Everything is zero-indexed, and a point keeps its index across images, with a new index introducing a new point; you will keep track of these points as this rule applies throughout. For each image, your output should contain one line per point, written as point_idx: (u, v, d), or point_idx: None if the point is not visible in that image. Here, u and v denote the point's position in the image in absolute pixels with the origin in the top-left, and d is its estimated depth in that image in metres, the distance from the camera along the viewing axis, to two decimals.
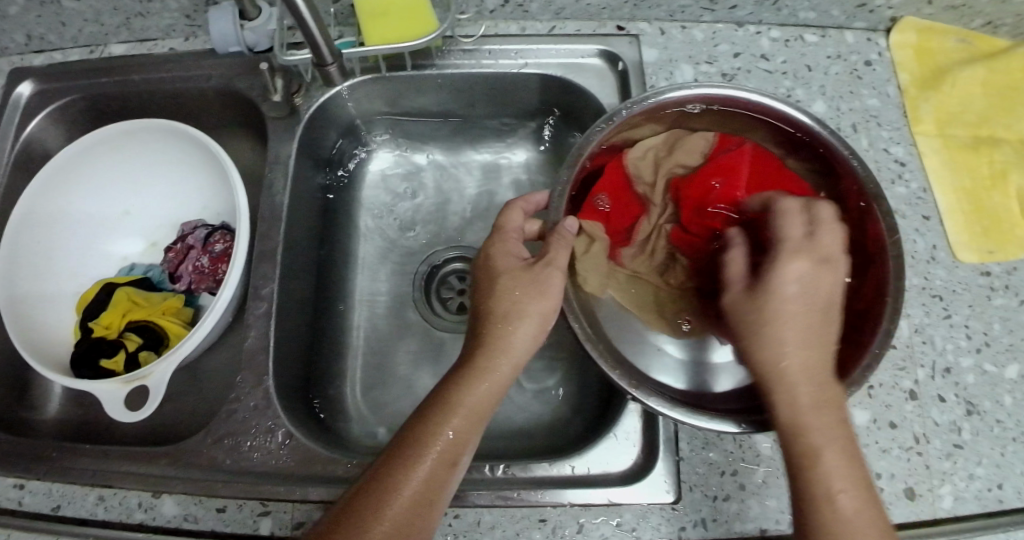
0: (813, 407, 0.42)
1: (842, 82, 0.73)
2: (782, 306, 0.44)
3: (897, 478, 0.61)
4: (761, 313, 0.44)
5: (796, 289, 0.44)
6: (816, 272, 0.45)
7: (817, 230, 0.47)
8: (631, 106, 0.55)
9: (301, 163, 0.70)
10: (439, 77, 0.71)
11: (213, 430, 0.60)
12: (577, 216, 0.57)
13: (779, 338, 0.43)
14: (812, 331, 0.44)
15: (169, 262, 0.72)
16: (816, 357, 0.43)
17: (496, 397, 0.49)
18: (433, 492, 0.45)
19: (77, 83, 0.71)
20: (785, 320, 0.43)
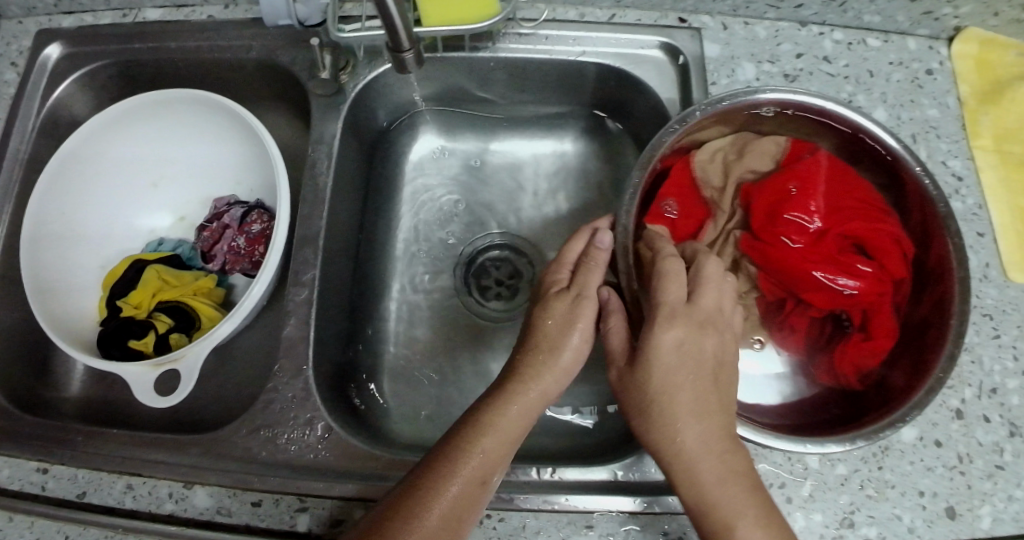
0: (717, 481, 0.41)
1: (904, 90, 0.71)
2: (666, 377, 0.44)
3: (940, 497, 0.60)
4: (642, 386, 0.44)
5: (673, 358, 0.44)
6: (696, 336, 0.45)
7: (693, 293, 0.47)
8: (704, 107, 0.53)
9: (345, 144, 0.68)
10: (492, 60, 0.68)
11: (249, 420, 0.58)
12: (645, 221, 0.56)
13: (671, 415, 0.43)
14: (703, 397, 0.43)
15: (203, 241, 0.69)
16: (713, 425, 0.43)
17: (529, 422, 0.48)
18: (462, 511, 0.43)
19: (108, 47, 0.70)
20: (673, 391, 0.43)
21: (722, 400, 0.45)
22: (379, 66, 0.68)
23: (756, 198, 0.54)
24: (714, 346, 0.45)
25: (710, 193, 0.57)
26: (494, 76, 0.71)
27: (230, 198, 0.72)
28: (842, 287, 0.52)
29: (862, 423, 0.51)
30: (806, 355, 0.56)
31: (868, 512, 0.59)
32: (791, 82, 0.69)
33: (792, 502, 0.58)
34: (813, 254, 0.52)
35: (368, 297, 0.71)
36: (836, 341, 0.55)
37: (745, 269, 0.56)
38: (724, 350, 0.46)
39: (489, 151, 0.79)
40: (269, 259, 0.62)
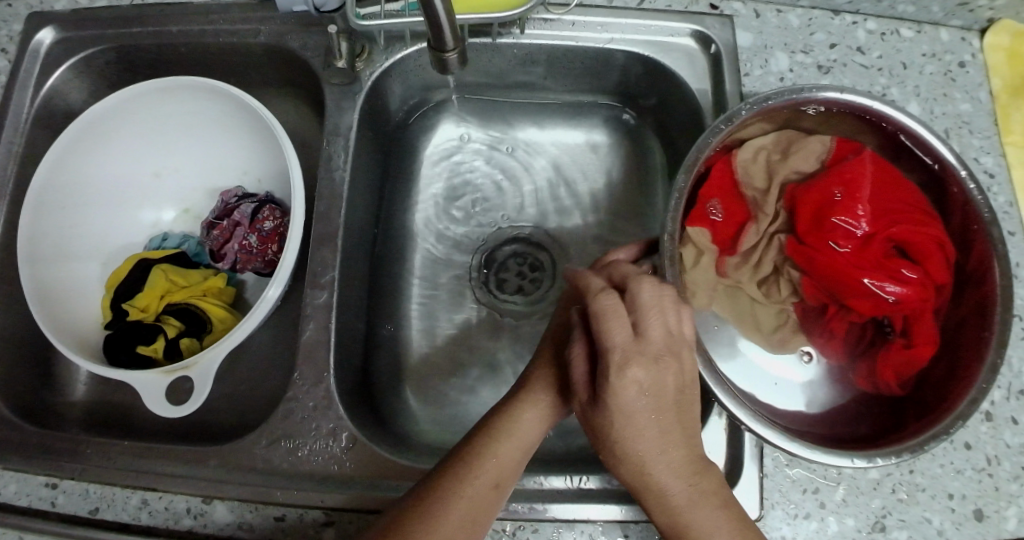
0: (689, 505, 0.41)
1: (936, 83, 0.69)
2: (630, 419, 0.40)
3: (968, 499, 0.59)
4: (608, 430, 0.41)
5: (639, 400, 0.40)
6: (658, 373, 0.40)
7: (646, 322, 0.42)
8: (750, 105, 0.51)
9: (361, 134, 0.65)
10: (515, 46, 0.65)
11: (269, 430, 0.56)
12: (687, 223, 0.54)
13: (637, 451, 0.40)
14: (669, 432, 0.41)
15: (213, 239, 0.65)
16: (681, 455, 0.41)
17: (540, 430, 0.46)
18: (477, 515, 0.42)
19: (105, 31, 0.66)
20: (639, 432, 0.40)
21: (687, 426, 0.42)
22: (396, 52, 0.64)
23: (802, 201, 0.53)
24: (677, 379, 0.41)
25: (752, 194, 0.55)
26: (517, 62, 0.68)
27: (238, 190, 0.69)
28: (887, 294, 0.50)
29: (908, 434, 0.49)
30: (846, 361, 0.55)
31: (900, 515, 0.58)
32: (825, 74, 0.66)
33: (826, 506, 0.57)
34: (860, 259, 0.51)
35: (383, 296, 0.68)
36: (877, 347, 0.53)
37: (787, 274, 0.54)
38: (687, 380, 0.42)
39: (509, 142, 0.76)
40: (285, 261, 0.59)
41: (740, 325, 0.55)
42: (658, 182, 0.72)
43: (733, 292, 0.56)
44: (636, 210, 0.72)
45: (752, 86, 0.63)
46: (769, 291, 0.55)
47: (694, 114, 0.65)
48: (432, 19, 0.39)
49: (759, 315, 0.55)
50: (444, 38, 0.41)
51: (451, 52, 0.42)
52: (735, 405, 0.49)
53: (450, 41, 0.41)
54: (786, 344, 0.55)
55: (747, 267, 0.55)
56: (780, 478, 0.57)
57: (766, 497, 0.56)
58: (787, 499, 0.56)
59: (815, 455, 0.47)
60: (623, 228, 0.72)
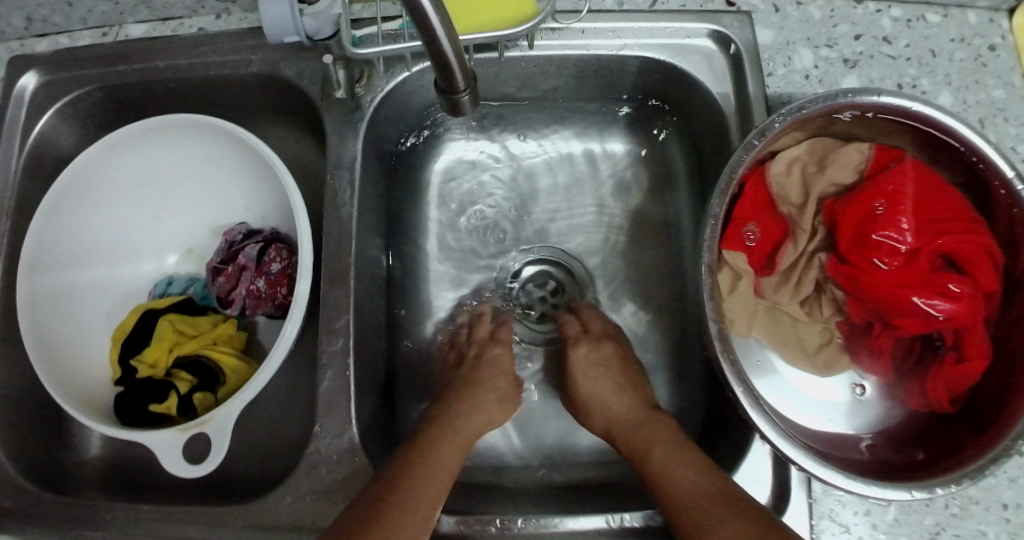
0: (658, 455, 0.52)
1: (967, 70, 0.65)
2: (586, 379, 0.61)
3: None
4: (577, 392, 0.61)
5: (588, 362, 0.62)
6: (599, 345, 0.63)
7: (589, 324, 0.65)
8: (784, 117, 0.47)
9: (367, 164, 0.61)
10: (523, 58, 0.62)
11: (292, 487, 0.53)
12: (722, 246, 0.51)
13: (601, 401, 0.59)
14: (621, 389, 0.59)
15: (219, 286, 0.63)
16: (635, 404, 0.58)
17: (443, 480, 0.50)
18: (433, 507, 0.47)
19: (90, 72, 0.63)
20: (597, 387, 0.60)
21: (642, 397, 0.59)
22: (398, 74, 0.60)
23: (842, 216, 0.50)
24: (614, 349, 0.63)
25: (788, 210, 0.52)
26: (525, 75, 0.64)
27: (242, 227, 0.66)
28: (936, 311, 0.47)
29: (961, 459, 0.46)
30: (895, 379, 0.52)
31: (954, 531, 0.55)
32: (851, 69, 0.62)
33: (879, 529, 0.54)
34: (905, 276, 0.47)
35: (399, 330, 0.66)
36: (926, 364, 0.50)
37: (830, 292, 0.52)
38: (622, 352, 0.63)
39: (520, 155, 0.72)
40: (294, 310, 0.56)
41: (782, 349, 0.53)
42: (678, 190, 0.69)
43: (772, 314, 0.53)
44: (656, 222, 0.69)
45: (777, 86, 0.60)
46: (811, 310, 0.52)
47: (716, 120, 0.61)
48: (441, 63, 0.37)
49: (800, 336, 0.52)
50: (455, 80, 0.38)
51: (463, 94, 0.40)
52: (783, 442, 0.45)
53: (461, 82, 0.39)
54: (830, 366, 0.52)
55: (787, 287, 0.52)
56: (831, 502, 0.54)
57: (815, 522, 0.53)
58: (838, 523, 0.54)
59: (858, 487, 0.44)
60: (643, 241, 0.69)
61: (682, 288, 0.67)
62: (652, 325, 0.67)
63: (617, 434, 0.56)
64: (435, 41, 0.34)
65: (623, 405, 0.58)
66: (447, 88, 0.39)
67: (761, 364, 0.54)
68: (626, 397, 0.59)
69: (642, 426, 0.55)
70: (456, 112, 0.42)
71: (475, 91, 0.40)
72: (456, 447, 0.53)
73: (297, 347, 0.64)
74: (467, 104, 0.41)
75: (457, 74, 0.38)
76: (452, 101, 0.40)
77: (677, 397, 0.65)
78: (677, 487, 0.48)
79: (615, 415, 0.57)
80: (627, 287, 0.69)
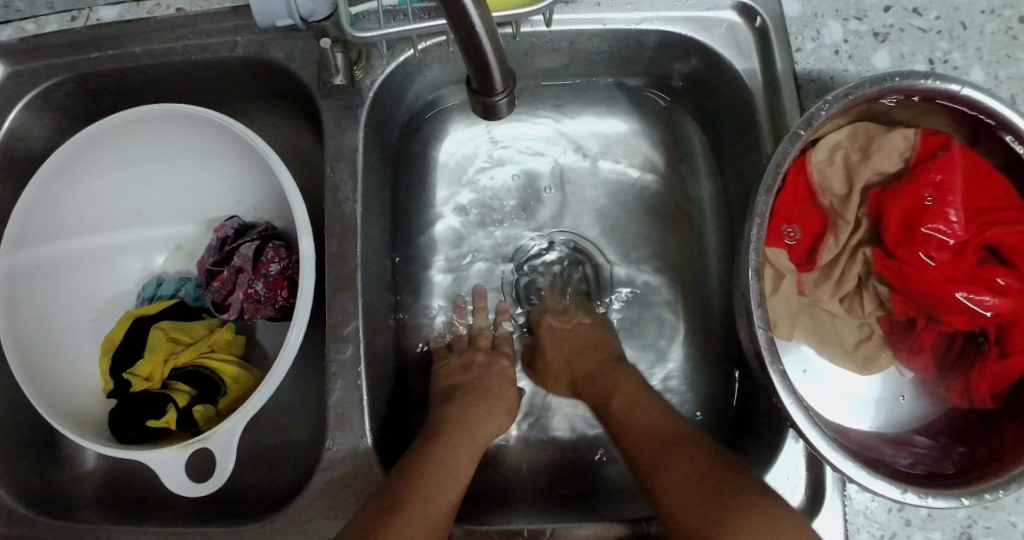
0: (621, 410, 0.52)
1: (998, 43, 0.58)
2: (553, 352, 0.63)
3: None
4: (547, 364, 0.63)
5: (553, 335, 0.63)
6: (568, 317, 0.64)
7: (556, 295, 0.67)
8: (830, 103, 0.44)
9: (369, 154, 0.56)
10: (535, 35, 0.56)
11: (305, 504, 0.51)
12: (764, 244, 0.50)
13: (569, 368, 0.60)
14: (584, 352, 0.60)
15: (214, 292, 0.58)
16: (590, 359, 0.59)
17: (454, 479, 0.48)
18: (444, 502, 0.45)
19: (60, 60, 0.57)
20: (563, 355, 0.61)
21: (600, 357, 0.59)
22: (400, 54, 0.55)
23: (888, 207, 0.48)
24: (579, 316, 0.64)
25: (829, 201, 0.49)
26: (534, 52, 0.59)
27: (234, 222, 0.61)
28: (984, 307, 0.46)
29: (1009, 460, 0.44)
30: (937, 375, 0.50)
31: (985, 523, 0.53)
32: (881, 43, 0.57)
33: (912, 524, 0.52)
34: (952, 271, 0.46)
35: (405, 330, 0.63)
36: (970, 360, 0.49)
37: (872, 288, 0.50)
38: (586, 318, 0.63)
39: (531, 138, 0.68)
40: (299, 312, 0.52)
41: (824, 347, 0.51)
42: (697, 173, 0.66)
43: (812, 310, 0.51)
44: (674, 206, 0.66)
45: (806, 63, 0.56)
46: (851, 306, 0.51)
47: (741, 98, 0.57)
48: (479, 64, 0.33)
49: (840, 332, 0.51)
50: (492, 83, 0.35)
51: (500, 97, 0.36)
52: (833, 452, 0.43)
53: (500, 84, 0.35)
54: (870, 362, 0.51)
55: (828, 283, 0.50)
56: (865, 499, 0.52)
57: (850, 521, 0.52)
58: (873, 521, 0.52)
59: (901, 494, 0.43)
60: (661, 228, 0.66)
61: (701, 277, 0.65)
62: (671, 316, 0.65)
63: (580, 388, 0.58)
64: (475, 41, 0.31)
65: (583, 358, 0.60)
66: (483, 90, 0.36)
67: (807, 369, 0.52)
68: (588, 352, 0.60)
69: (600, 378, 0.57)
70: (491, 116, 0.38)
71: (513, 93, 0.37)
72: (473, 451, 0.52)
73: (302, 350, 0.60)
74: (503, 107, 0.37)
75: (495, 75, 0.35)
76: (486, 104, 0.37)
77: (699, 389, 0.63)
78: (639, 427, 0.50)
79: (577, 371, 0.59)
80: (644, 276, 0.66)
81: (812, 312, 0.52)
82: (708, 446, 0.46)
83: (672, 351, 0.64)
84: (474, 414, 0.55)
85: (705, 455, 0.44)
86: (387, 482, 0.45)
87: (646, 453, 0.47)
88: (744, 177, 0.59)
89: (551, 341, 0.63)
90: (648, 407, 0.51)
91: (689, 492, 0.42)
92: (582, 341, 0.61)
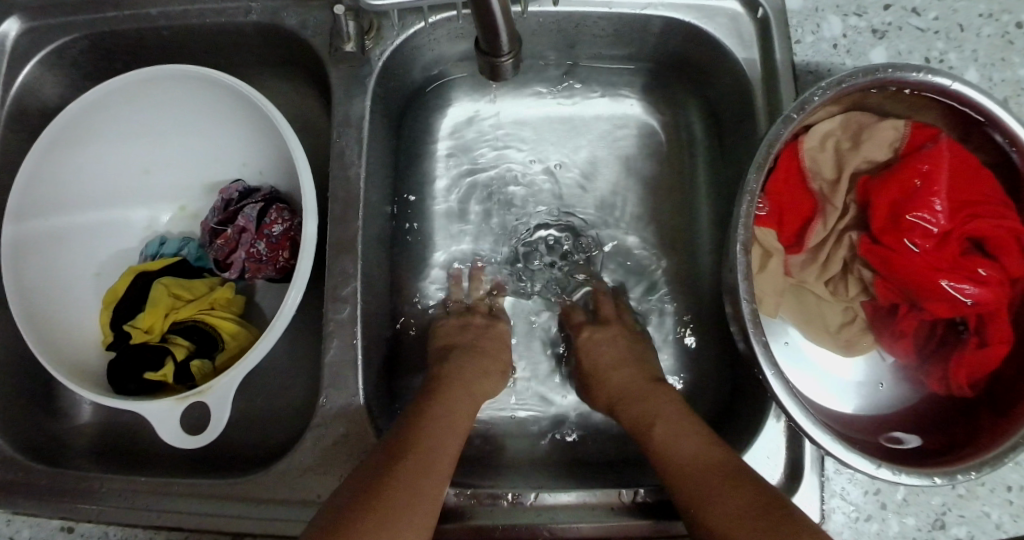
0: (667, 434, 0.50)
1: (994, 46, 0.60)
2: (590, 366, 0.61)
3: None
4: (586, 377, 0.61)
5: (593, 349, 0.61)
6: (611, 333, 0.62)
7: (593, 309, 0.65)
8: (823, 90, 0.46)
9: (375, 123, 0.58)
10: (541, 14, 0.57)
11: (298, 460, 0.52)
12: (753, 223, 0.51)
13: (605, 381, 0.59)
14: (626, 370, 0.58)
15: (218, 249, 0.59)
16: (630, 376, 0.58)
17: (451, 438, 0.50)
18: (439, 460, 0.47)
19: (77, 17, 0.58)
20: (602, 370, 0.59)
21: (643, 379, 0.57)
22: (410, 27, 0.56)
23: (876, 194, 0.49)
24: (620, 334, 0.62)
25: (819, 186, 0.51)
26: (541, 31, 0.60)
27: (239, 185, 0.62)
28: (965, 296, 0.47)
29: (982, 446, 0.46)
30: (917, 362, 0.52)
31: (960, 511, 0.55)
32: (879, 40, 0.59)
33: (887, 507, 0.54)
34: (936, 259, 0.47)
35: (401, 300, 0.65)
36: (949, 348, 0.50)
37: (858, 272, 0.51)
38: (630, 339, 0.62)
39: (534, 119, 0.69)
40: (299, 272, 0.53)
41: (807, 328, 0.53)
42: (696, 162, 0.67)
43: (797, 292, 0.53)
44: (672, 192, 0.68)
45: (804, 54, 0.58)
46: (836, 290, 0.52)
47: (740, 86, 0.59)
48: (486, 23, 0.34)
49: (825, 315, 0.52)
50: (498, 44, 0.35)
51: (506, 58, 0.36)
52: (814, 427, 0.45)
53: (507, 47, 0.35)
54: (852, 345, 0.52)
55: (815, 266, 0.51)
56: (842, 480, 0.54)
57: (826, 500, 0.54)
58: (848, 501, 0.54)
59: (879, 471, 0.44)
60: (657, 212, 0.68)
61: (695, 262, 0.66)
62: (663, 299, 0.66)
63: (623, 405, 0.56)
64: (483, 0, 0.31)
65: (626, 374, 0.58)
66: (488, 51, 0.36)
67: (789, 343, 0.54)
68: (630, 370, 0.58)
69: (641, 398, 0.55)
70: (497, 78, 0.38)
71: (518, 57, 0.37)
72: (469, 406, 0.54)
73: (300, 312, 0.61)
74: (508, 70, 0.38)
75: (502, 37, 0.35)
76: (493, 64, 0.37)
77: (688, 369, 0.64)
78: (682, 452, 0.48)
79: (616, 389, 0.57)
80: (637, 258, 0.67)
81: (797, 295, 0.53)
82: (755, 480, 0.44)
83: (661, 332, 0.66)
84: (470, 372, 0.57)
85: (755, 501, 0.42)
86: (381, 445, 0.47)
87: (690, 479, 0.46)
88: (739, 164, 0.60)
89: (589, 352, 0.61)
90: (694, 437, 0.49)
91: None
92: (622, 358, 0.60)
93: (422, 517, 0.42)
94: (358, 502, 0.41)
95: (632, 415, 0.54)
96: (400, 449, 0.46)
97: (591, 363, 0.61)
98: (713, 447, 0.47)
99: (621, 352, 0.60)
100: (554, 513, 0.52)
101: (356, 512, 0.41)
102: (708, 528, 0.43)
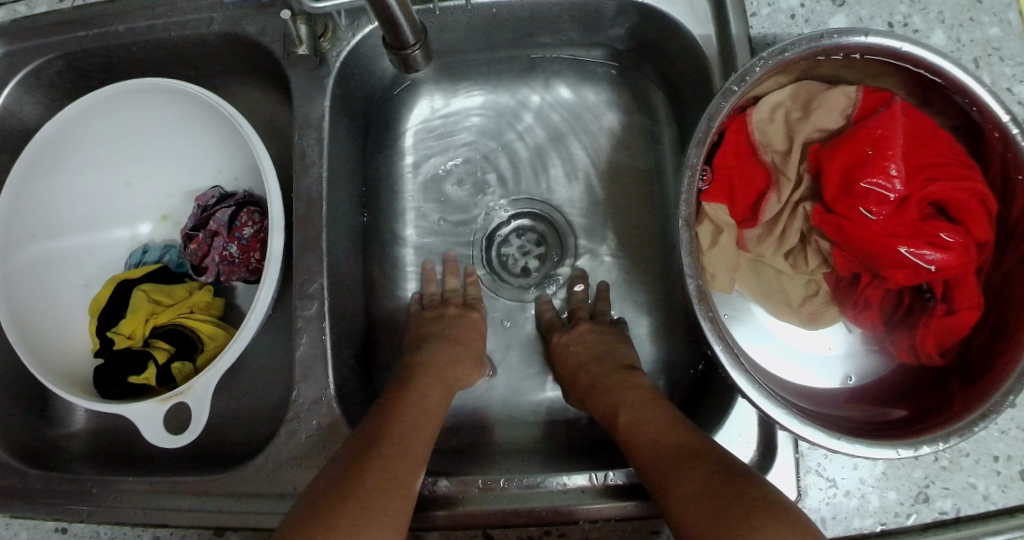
0: (631, 419, 0.50)
1: (962, 5, 0.55)
2: (564, 368, 0.60)
3: (1014, 459, 0.50)
4: (564, 378, 0.60)
5: (569, 351, 0.61)
6: (584, 331, 0.61)
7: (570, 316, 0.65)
8: (765, 61, 0.46)
9: (335, 123, 0.59)
10: (494, 6, 0.58)
11: (273, 454, 0.53)
12: (704, 198, 0.52)
13: (577, 378, 0.58)
14: (594, 364, 0.58)
15: (192, 254, 0.62)
16: (598, 368, 0.57)
17: (424, 427, 0.49)
18: (411, 448, 0.47)
19: (51, 39, 0.61)
20: (575, 370, 0.59)
21: (609, 367, 0.56)
22: (364, 26, 0.57)
23: (828, 163, 0.49)
24: (591, 332, 0.61)
25: (771, 157, 0.52)
26: (499, 22, 0.61)
27: (215, 191, 0.64)
28: (926, 261, 0.46)
29: (951, 416, 0.45)
30: (885, 331, 0.52)
31: (944, 483, 0.50)
32: (839, 6, 0.56)
33: (866, 482, 0.50)
34: (893, 225, 0.46)
35: (376, 295, 0.66)
36: (916, 316, 0.50)
37: (816, 244, 0.52)
38: (602, 334, 0.61)
39: (502, 109, 0.70)
40: (268, 272, 0.54)
41: (767, 300, 0.54)
42: (662, 145, 0.67)
43: (756, 266, 0.54)
44: (640, 175, 0.68)
45: (761, 27, 0.55)
46: (795, 262, 0.53)
47: (698, 63, 0.58)
48: (390, 21, 0.41)
49: (785, 287, 0.53)
50: (404, 35, 0.42)
51: (413, 48, 0.44)
52: (764, 401, 0.44)
53: (411, 38, 0.43)
54: (812, 315, 0.53)
55: (770, 239, 0.53)
56: (818, 455, 0.51)
57: (800, 476, 0.50)
58: (824, 477, 0.50)
59: (837, 445, 0.43)
60: (625, 196, 0.68)
61: (665, 242, 0.66)
62: (634, 281, 0.67)
63: (593, 398, 0.55)
64: (383, 4, 0.38)
65: (595, 367, 0.57)
66: (397, 44, 0.43)
67: (739, 317, 0.55)
68: (599, 364, 0.57)
69: (606, 389, 0.54)
70: (409, 66, 0.46)
71: (425, 45, 0.45)
72: (442, 391, 0.55)
73: (275, 312, 0.63)
74: (418, 58, 0.45)
75: (406, 30, 0.43)
76: (403, 56, 0.45)
77: (661, 350, 0.65)
78: (645, 433, 0.48)
79: (588, 382, 0.56)
80: (606, 243, 0.68)
81: (756, 267, 0.54)
82: (716, 454, 0.44)
83: (632, 316, 0.66)
84: (443, 360, 0.57)
85: (710, 474, 0.41)
86: (352, 437, 0.47)
87: (653, 459, 0.45)
88: None
89: (564, 352, 0.61)
90: (658, 419, 0.48)
91: (696, 513, 0.40)
92: (592, 351, 0.59)
93: (401, 505, 0.42)
94: (337, 487, 0.41)
95: (600, 407, 0.54)
96: (376, 439, 0.46)
97: (565, 368, 0.60)
98: (676, 428, 0.47)
99: (591, 345, 0.60)
100: (523, 499, 0.52)
101: (335, 498, 0.40)
102: (666, 505, 0.42)
